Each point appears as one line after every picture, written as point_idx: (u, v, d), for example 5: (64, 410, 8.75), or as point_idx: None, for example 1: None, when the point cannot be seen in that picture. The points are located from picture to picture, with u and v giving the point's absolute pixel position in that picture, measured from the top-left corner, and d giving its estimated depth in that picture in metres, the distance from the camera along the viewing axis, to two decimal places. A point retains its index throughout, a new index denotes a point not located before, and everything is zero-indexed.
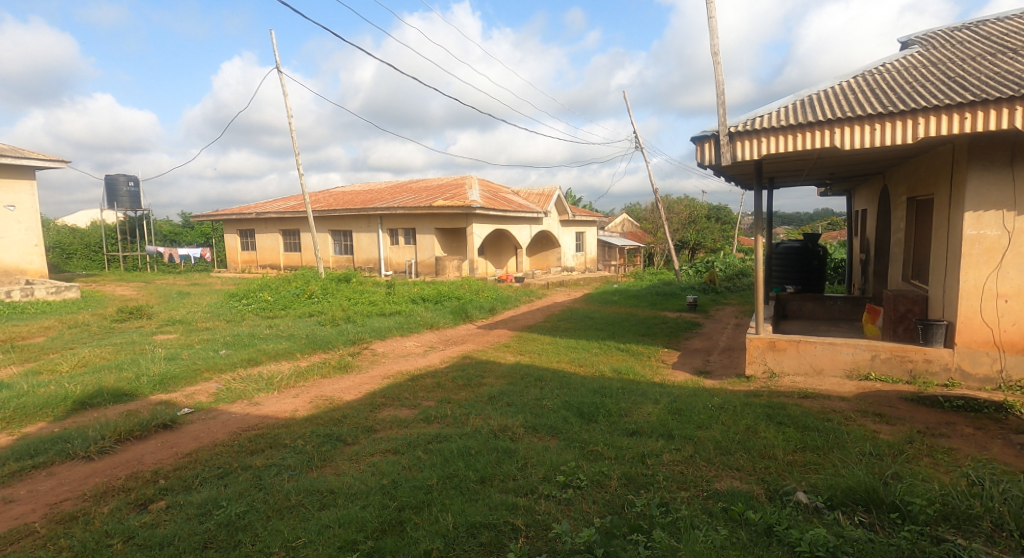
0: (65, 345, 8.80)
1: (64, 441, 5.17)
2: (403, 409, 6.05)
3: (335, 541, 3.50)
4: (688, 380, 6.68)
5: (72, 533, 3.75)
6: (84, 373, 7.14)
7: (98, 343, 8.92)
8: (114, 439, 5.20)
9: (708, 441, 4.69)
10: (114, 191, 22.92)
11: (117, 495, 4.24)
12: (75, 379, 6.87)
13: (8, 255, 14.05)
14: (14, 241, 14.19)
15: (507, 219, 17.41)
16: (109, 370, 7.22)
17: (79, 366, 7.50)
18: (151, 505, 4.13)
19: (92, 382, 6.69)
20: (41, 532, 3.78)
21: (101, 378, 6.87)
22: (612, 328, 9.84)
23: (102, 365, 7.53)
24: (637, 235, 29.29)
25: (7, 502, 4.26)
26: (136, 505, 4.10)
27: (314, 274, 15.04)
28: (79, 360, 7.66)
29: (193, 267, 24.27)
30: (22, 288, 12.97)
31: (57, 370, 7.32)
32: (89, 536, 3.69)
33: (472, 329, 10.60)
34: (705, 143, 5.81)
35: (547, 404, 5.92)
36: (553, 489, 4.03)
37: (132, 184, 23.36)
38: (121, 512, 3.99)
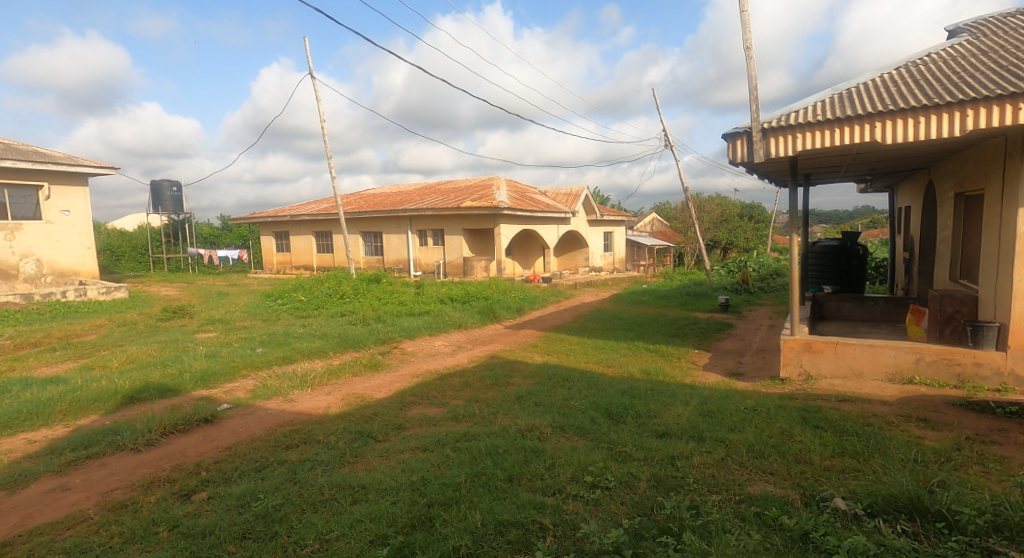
0: (114, 342, 9.10)
1: (114, 433, 5.34)
2: (432, 408, 6.07)
3: (366, 535, 3.53)
4: (720, 382, 6.56)
5: (121, 520, 3.86)
6: (132, 369, 7.36)
7: (145, 340, 9.20)
8: (159, 432, 5.34)
9: (740, 444, 4.59)
10: (160, 196, 23.67)
11: (163, 486, 4.36)
12: (123, 374, 7.08)
13: (62, 258, 14.57)
14: (68, 244, 14.71)
15: (535, 219, 17.37)
16: (154, 366, 7.44)
17: (126, 362, 7.73)
18: (194, 496, 4.23)
19: (139, 378, 6.89)
20: (94, 518, 3.91)
21: (147, 373, 7.09)
22: (641, 329, 9.72)
23: (148, 361, 7.76)
24: (668, 234, 28.84)
25: (64, 489, 4.42)
26: (179, 496, 4.20)
27: (344, 274, 15.15)
28: (128, 357, 7.90)
29: (231, 269, 24.98)
30: (73, 290, 13.39)
31: (108, 366, 7.58)
32: (138, 523, 3.80)
33: (500, 329, 10.59)
34: (737, 139, 5.70)
35: (575, 405, 5.87)
36: (580, 489, 3.99)
37: (176, 189, 24.05)
38: (166, 502, 4.09)
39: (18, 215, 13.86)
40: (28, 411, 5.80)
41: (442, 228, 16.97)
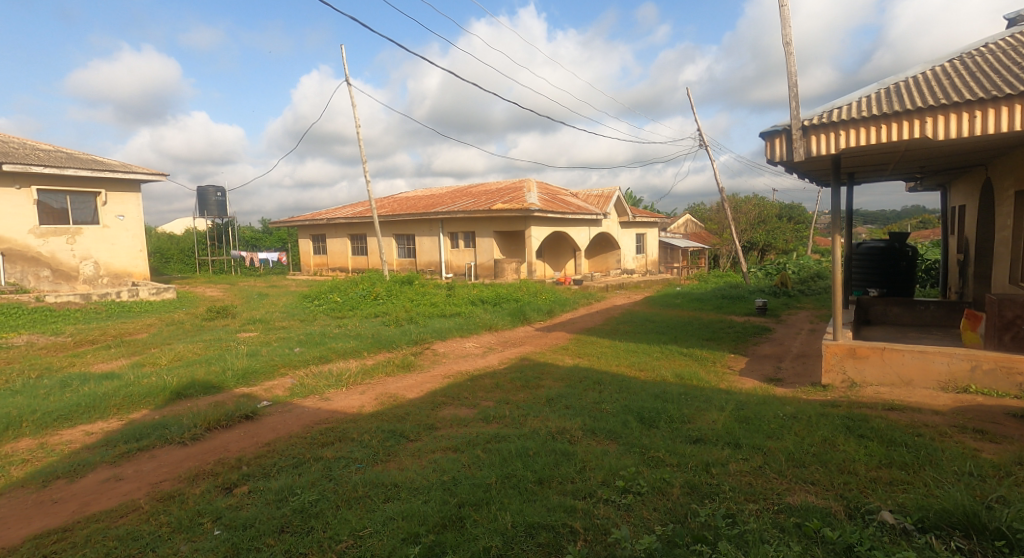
0: (163, 340, 9.39)
1: (163, 427, 5.47)
2: (463, 409, 6.06)
3: (399, 533, 3.52)
4: (758, 387, 6.37)
5: (169, 510, 3.96)
6: (179, 366, 7.57)
7: (191, 339, 9.48)
8: (204, 427, 5.45)
9: (779, 452, 4.44)
10: (205, 200, 24.35)
11: (207, 479, 4.44)
12: (171, 371, 7.29)
13: (117, 260, 15.14)
14: (123, 247, 15.26)
15: (566, 221, 17.28)
16: (199, 364, 7.62)
17: (174, 359, 7.95)
18: (235, 489, 4.30)
19: (186, 375, 7.08)
20: (145, 508, 4.01)
21: (193, 370, 7.28)
22: (675, 332, 9.55)
23: (193, 359, 7.96)
24: (702, 234, 28.29)
25: (117, 479, 4.55)
26: (222, 489, 4.28)
27: (377, 276, 15.32)
28: (175, 354, 8.12)
29: (271, 270, 25.58)
30: (127, 290, 13.85)
31: (157, 362, 7.82)
32: (184, 514, 3.89)
33: (532, 332, 10.53)
34: (776, 138, 5.55)
35: (607, 408, 5.77)
36: (612, 494, 3.91)
37: (221, 194, 24.66)
38: (210, 494, 4.18)
39: (78, 220, 14.45)
40: (83, 405, 6.00)
41: (473, 230, 17.04)
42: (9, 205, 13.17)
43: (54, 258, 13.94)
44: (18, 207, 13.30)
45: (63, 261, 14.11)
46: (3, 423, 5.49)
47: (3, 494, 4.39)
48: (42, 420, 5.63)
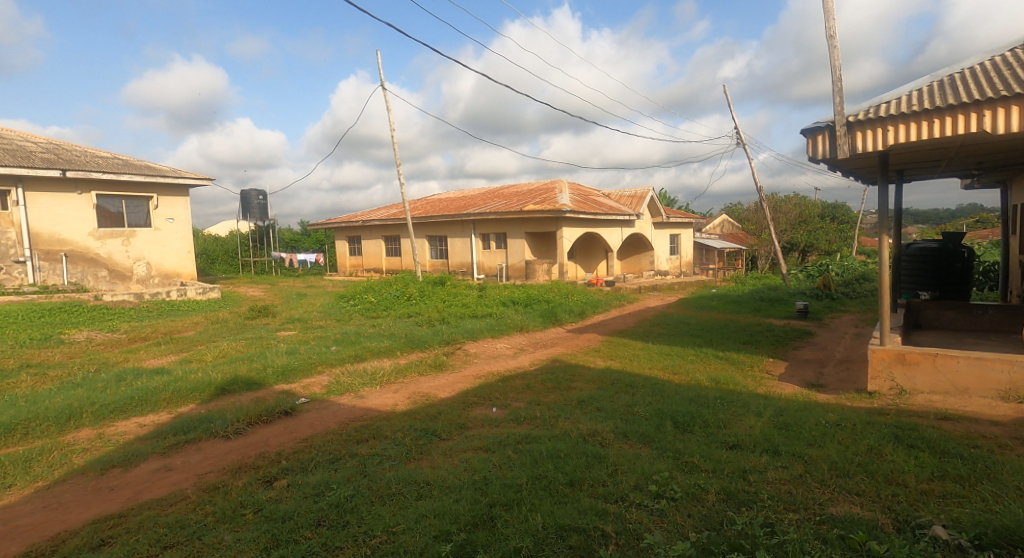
0: (209, 338, 9.63)
1: (208, 421, 5.59)
2: (494, 409, 6.02)
3: (431, 530, 3.50)
4: (798, 393, 6.16)
5: (214, 500, 4.04)
6: (224, 363, 7.75)
7: (235, 337, 9.71)
8: (246, 422, 5.55)
9: (821, 461, 4.26)
10: (248, 203, 24.97)
11: (249, 471, 4.52)
12: (216, 367, 7.47)
13: (167, 261, 15.61)
14: (173, 249, 15.72)
15: (599, 222, 17.13)
16: (242, 361, 7.79)
17: (218, 356, 8.13)
18: (275, 482, 4.36)
19: (229, 371, 7.24)
20: (191, 498, 4.10)
21: (236, 367, 7.44)
22: (711, 335, 9.33)
23: (236, 356, 8.13)
24: (740, 235, 27.65)
25: (166, 470, 4.67)
26: (263, 482, 4.34)
27: (411, 277, 15.45)
28: (220, 351, 8.32)
29: (309, 271, 26.11)
30: (175, 290, 14.28)
31: (203, 359, 8.03)
32: (227, 505, 3.96)
33: (563, 333, 10.45)
34: (819, 135, 5.38)
35: (639, 412, 5.65)
36: (645, 498, 3.82)
37: (262, 197, 25.23)
38: (252, 487, 4.24)
39: (132, 223, 15.00)
40: (137, 398, 6.17)
41: (505, 231, 17.03)
42: (70, 209, 13.82)
43: (111, 259, 14.51)
44: (79, 211, 13.95)
45: (119, 261, 14.68)
46: (63, 414, 5.69)
47: (63, 481, 4.55)
48: (97, 411, 5.82)
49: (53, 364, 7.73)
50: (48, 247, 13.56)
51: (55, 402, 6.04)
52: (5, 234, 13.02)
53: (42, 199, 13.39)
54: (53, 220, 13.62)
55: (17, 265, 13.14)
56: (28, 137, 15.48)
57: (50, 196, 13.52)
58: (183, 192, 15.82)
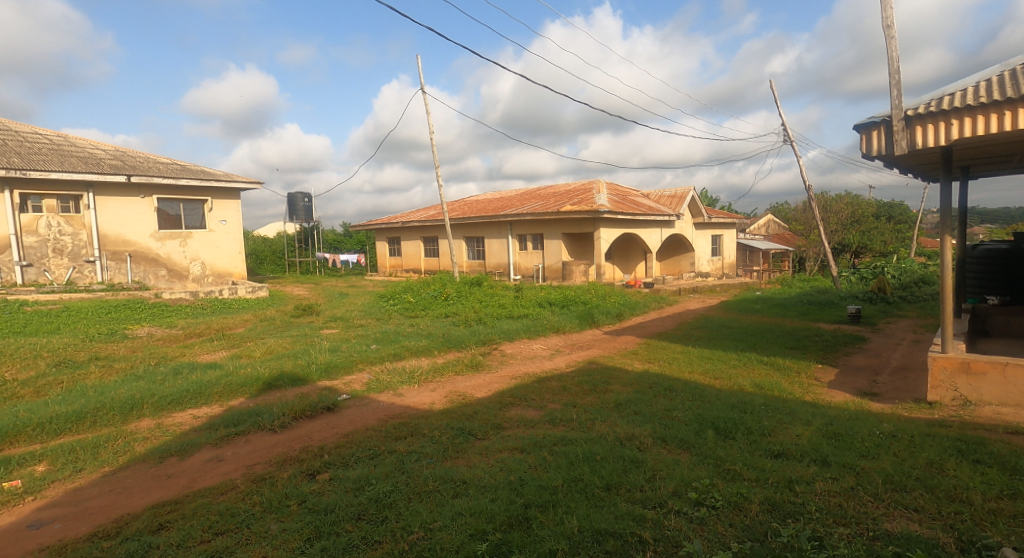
0: (257, 334, 9.87)
1: (256, 415, 5.68)
2: (530, 410, 5.94)
3: (466, 528, 3.45)
4: (850, 401, 5.86)
5: (261, 491, 4.09)
6: (271, 359, 7.91)
7: (281, 334, 9.92)
8: (291, 416, 5.62)
9: (875, 474, 4.02)
10: (294, 206, 25.61)
11: (294, 464, 4.56)
12: (264, 363, 7.62)
13: (220, 261, 16.06)
14: (225, 250, 16.17)
15: (637, 223, 16.84)
16: (288, 357, 7.93)
17: (266, 353, 8.31)
18: (318, 475, 4.38)
19: (275, 367, 7.38)
20: (240, 488, 4.16)
21: (282, 363, 7.58)
22: (755, 339, 9.02)
23: (283, 353, 8.28)
24: (786, 235, 26.79)
25: (217, 460, 4.76)
26: (306, 474, 4.37)
27: (449, 277, 15.55)
28: (268, 348, 8.50)
29: (351, 271, 26.58)
30: (227, 288, 14.73)
31: (252, 354, 8.21)
32: (273, 496, 3.99)
33: (600, 335, 10.28)
34: (874, 130, 5.13)
35: (678, 417, 5.47)
36: (683, 505, 3.67)
37: (308, 199, 25.82)
38: (296, 479, 4.27)
39: (189, 225, 15.52)
40: (192, 390, 6.33)
41: (542, 232, 16.93)
42: (134, 212, 14.42)
43: (169, 260, 15.05)
44: (142, 214, 14.53)
45: (176, 261, 15.20)
46: (126, 404, 5.88)
47: (126, 467, 4.69)
48: (157, 401, 6.00)
49: (117, 357, 8.04)
50: (115, 247, 14.19)
51: (119, 393, 6.26)
52: (78, 235, 13.72)
53: (110, 203, 14.01)
54: (120, 223, 14.24)
55: (87, 265, 13.81)
56: (98, 144, 16.16)
57: (116, 200, 14.12)
58: (236, 195, 16.29)
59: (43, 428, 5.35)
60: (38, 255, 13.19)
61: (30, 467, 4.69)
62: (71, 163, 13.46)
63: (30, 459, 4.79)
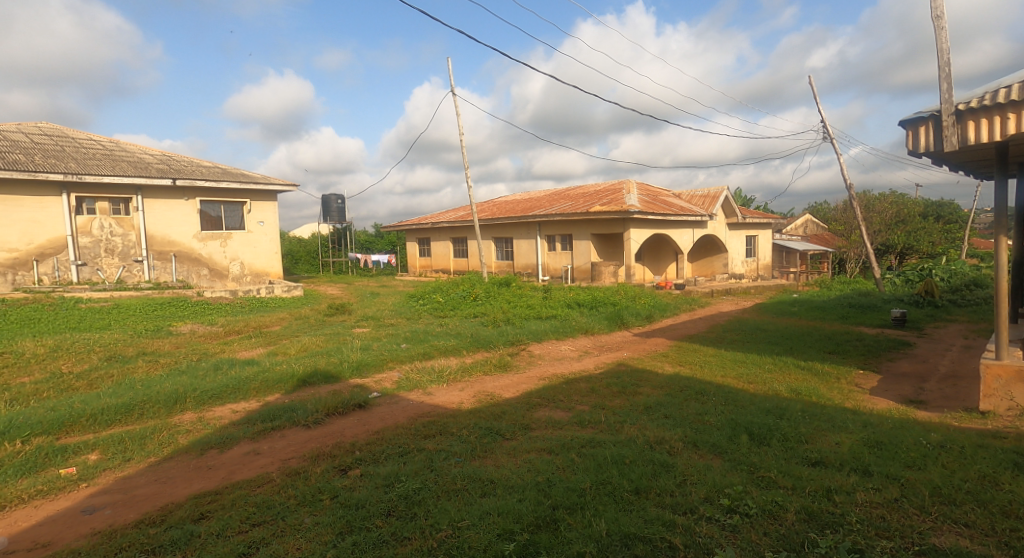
0: (293, 332, 10.01)
1: (291, 410, 5.73)
2: (558, 411, 5.84)
3: (494, 528, 3.39)
4: (893, 409, 5.62)
5: (296, 485, 4.10)
6: (305, 356, 8.00)
7: (315, 332, 10.03)
8: (324, 413, 5.65)
9: (921, 486, 3.81)
10: (328, 207, 25.99)
11: (326, 459, 4.57)
12: (299, 360, 7.71)
13: (258, 261, 16.34)
14: (263, 250, 16.46)
15: (668, 223, 16.57)
16: (321, 355, 8.00)
17: (301, 350, 8.40)
18: (349, 471, 4.37)
19: (310, 364, 7.45)
20: (275, 481, 4.18)
21: (316, 360, 7.66)
22: (791, 343, 8.75)
23: (317, 351, 8.37)
24: (826, 236, 25.99)
25: (254, 453, 4.81)
26: (338, 470, 4.37)
27: (478, 278, 15.54)
28: (302, 345, 8.60)
29: (382, 271, 26.86)
30: (264, 287, 15.00)
31: (287, 352, 8.32)
32: (306, 490, 4.00)
33: (630, 336, 10.12)
34: (922, 126, 4.90)
35: (710, 421, 5.31)
36: (715, 512, 3.54)
37: (341, 200, 26.17)
38: (328, 474, 4.27)
39: (229, 226, 15.85)
40: (231, 385, 6.42)
41: (572, 233, 16.79)
42: (179, 214, 14.80)
43: (211, 259, 15.41)
44: (186, 216, 14.91)
45: (217, 261, 15.55)
46: (170, 397, 5.99)
47: (171, 458, 4.77)
48: (199, 395, 6.10)
49: (162, 352, 8.24)
50: (160, 248, 14.59)
51: (164, 386, 6.39)
52: (128, 236, 14.17)
53: (157, 206, 14.43)
54: (166, 224, 14.65)
55: (136, 265, 14.25)
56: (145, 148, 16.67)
57: (162, 202, 14.52)
58: (274, 196, 16.58)
59: (96, 419, 5.49)
60: (92, 255, 13.70)
61: (83, 455, 4.82)
62: (121, 168, 13.92)
63: (83, 448, 4.92)
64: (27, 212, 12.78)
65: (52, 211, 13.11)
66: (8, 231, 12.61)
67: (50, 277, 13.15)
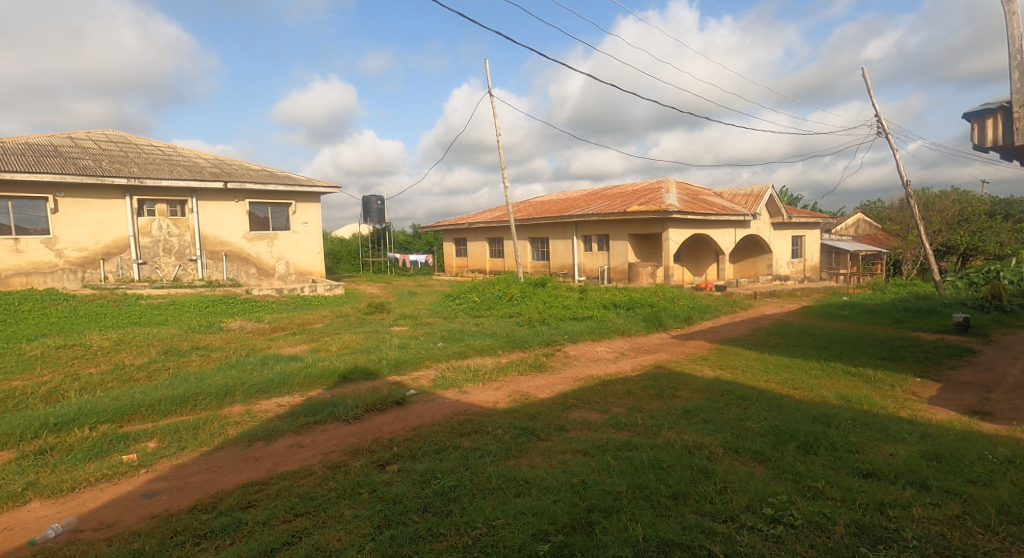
0: (334, 330, 10.16)
1: (332, 405, 5.75)
2: (594, 413, 5.70)
3: (528, 528, 3.30)
4: (955, 420, 5.27)
5: (336, 478, 4.09)
6: (345, 353, 8.06)
7: (355, 330, 10.14)
8: (363, 408, 5.65)
9: (986, 503, 3.53)
10: (368, 208, 26.37)
11: (365, 454, 4.55)
12: (340, 357, 7.78)
13: (302, 261, 16.64)
14: (307, 250, 16.73)
15: (709, 223, 16.16)
16: (361, 352, 8.06)
17: (342, 347, 8.49)
18: (387, 466, 4.34)
19: (350, 361, 7.50)
20: (316, 474, 4.17)
21: (356, 357, 7.70)
22: (841, 348, 8.34)
23: (357, 348, 8.43)
24: (880, 236, 24.79)
25: (298, 446, 4.83)
26: (377, 464, 4.34)
27: (515, 278, 15.43)
28: (343, 343, 8.68)
29: (420, 270, 27.09)
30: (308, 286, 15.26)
31: (329, 348, 8.42)
32: (346, 483, 3.98)
33: (668, 339, 9.85)
34: (989, 119, 4.59)
35: (753, 427, 5.07)
36: (758, 521, 3.36)
37: (381, 201, 26.52)
38: (367, 468, 4.25)
39: (276, 226, 16.17)
40: (277, 380, 6.50)
41: (608, 233, 16.55)
42: (229, 215, 15.21)
43: (259, 259, 15.79)
44: (236, 217, 15.31)
45: (264, 260, 15.92)
46: (221, 390, 6.10)
47: (221, 448, 4.84)
48: (248, 389, 6.20)
49: (214, 347, 8.44)
50: (213, 248, 15.03)
51: (215, 380, 6.52)
52: (184, 237, 14.63)
53: (210, 208, 14.86)
54: (218, 225, 15.07)
55: (191, 263, 14.72)
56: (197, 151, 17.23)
57: (214, 204, 14.94)
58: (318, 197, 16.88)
59: (154, 409, 5.62)
60: (151, 254, 14.21)
61: (142, 443, 4.93)
62: (178, 171, 14.43)
63: (143, 436, 5.03)
64: (95, 213, 13.35)
65: (117, 213, 13.65)
66: (78, 231, 13.19)
67: (114, 275, 13.66)
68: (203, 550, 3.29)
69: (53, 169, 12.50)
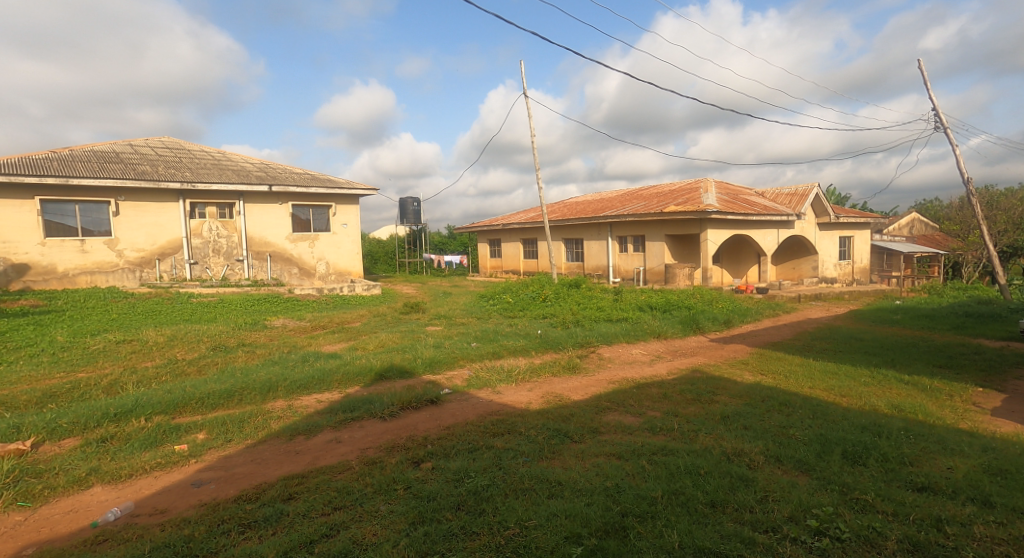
0: (371, 328, 10.24)
1: (369, 402, 5.73)
2: (629, 417, 5.52)
3: (561, 530, 3.18)
4: (1021, 434, 4.90)
5: (372, 473, 4.04)
6: (381, 351, 8.08)
7: (392, 329, 10.18)
8: (399, 406, 5.61)
9: None
10: (405, 209, 26.61)
11: (400, 451, 4.49)
12: (376, 355, 7.80)
13: (341, 261, 16.86)
14: (346, 251, 16.95)
15: (749, 223, 15.69)
16: (397, 351, 8.06)
17: (379, 346, 8.52)
18: (422, 463, 4.28)
19: (387, 359, 7.51)
20: (353, 469, 4.14)
21: (392, 356, 7.71)
22: (893, 355, 7.91)
23: (393, 347, 8.45)
24: (936, 237, 23.54)
25: (336, 441, 4.82)
26: (411, 462, 4.28)
27: (549, 279, 15.28)
28: (379, 341, 8.71)
29: (455, 271, 27.19)
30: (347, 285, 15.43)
31: (366, 347, 8.46)
32: (382, 479, 3.93)
33: (706, 342, 9.57)
34: None
35: (796, 435, 4.82)
36: (802, 532, 3.16)
37: (418, 203, 26.72)
38: (402, 465, 4.19)
39: (317, 228, 16.43)
40: (316, 376, 6.53)
41: (644, 234, 16.25)
42: (273, 217, 15.52)
43: (300, 259, 16.08)
44: (280, 218, 15.62)
45: (305, 260, 16.19)
46: (265, 385, 6.17)
47: (264, 441, 4.86)
48: (289, 384, 6.25)
49: (259, 344, 8.59)
50: (258, 248, 15.37)
51: (259, 375, 6.60)
52: (231, 238, 14.99)
53: (256, 210, 15.20)
54: (263, 226, 15.40)
55: (238, 263, 15.08)
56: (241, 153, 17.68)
57: (259, 206, 15.26)
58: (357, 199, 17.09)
59: (203, 402, 5.71)
60: (202, 254, 14.56)
61: (192, 434, 5.00)
62: (226, 175, 14.82)
63: (193, 427, 5.09)
64: (151, 216, 13.81)
65: (172, 215, 14.08)
66: (136, 233, 13.65)
67: (169, 275, 14.10)
68: (247, 539, 3.28)
69: (114, 174, 13.01)
